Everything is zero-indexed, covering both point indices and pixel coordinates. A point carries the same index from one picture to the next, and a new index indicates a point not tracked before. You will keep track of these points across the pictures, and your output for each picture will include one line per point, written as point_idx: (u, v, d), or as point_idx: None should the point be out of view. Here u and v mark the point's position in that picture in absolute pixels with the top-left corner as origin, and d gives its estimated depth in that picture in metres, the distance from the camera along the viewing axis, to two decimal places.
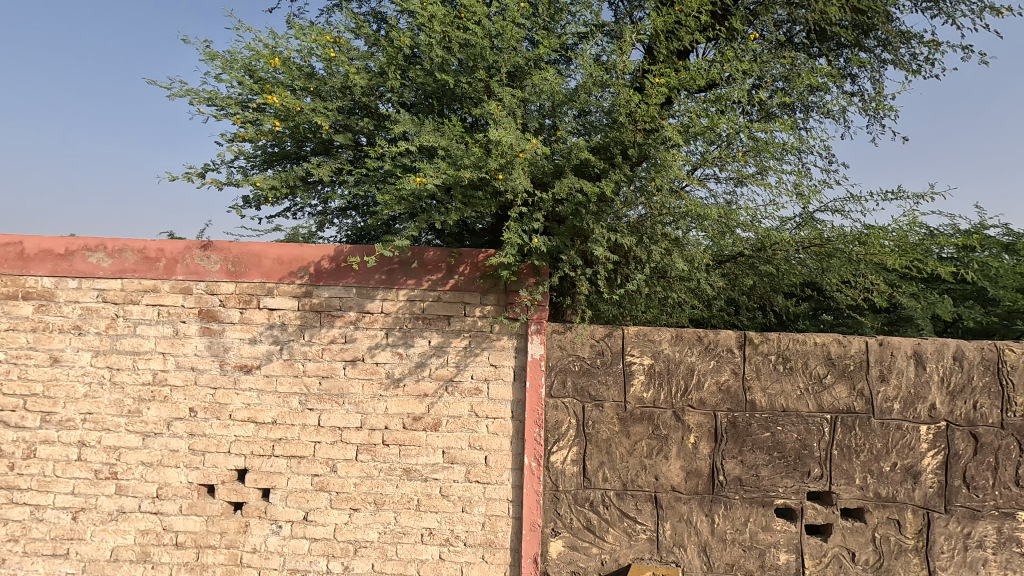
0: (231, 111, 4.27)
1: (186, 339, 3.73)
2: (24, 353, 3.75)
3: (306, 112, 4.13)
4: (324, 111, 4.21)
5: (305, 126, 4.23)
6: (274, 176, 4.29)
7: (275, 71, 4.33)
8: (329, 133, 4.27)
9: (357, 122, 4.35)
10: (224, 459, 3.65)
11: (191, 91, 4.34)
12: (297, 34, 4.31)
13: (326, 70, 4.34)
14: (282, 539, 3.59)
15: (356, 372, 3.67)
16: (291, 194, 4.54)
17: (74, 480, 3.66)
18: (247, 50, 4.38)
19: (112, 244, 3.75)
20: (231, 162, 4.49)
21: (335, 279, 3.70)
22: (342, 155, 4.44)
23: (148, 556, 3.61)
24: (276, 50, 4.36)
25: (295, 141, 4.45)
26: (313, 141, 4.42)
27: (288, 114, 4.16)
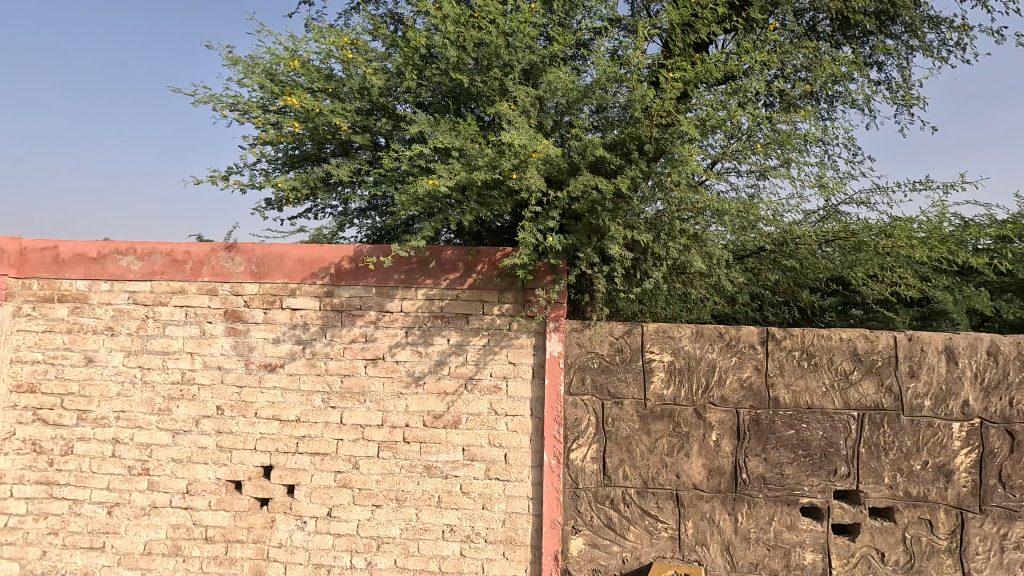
0: (253, 115, 4.38)
1: (212, 339, 3.83)
2: (60, 353, 3.90)
3: (325, 114, 4.20)
4: (342, 111, 4.27)
5: (324, 128, 4.30)
6: (295, 178, 4.38)
7: (295, 74, 4.41)
8: (346, 134, 4.33)
9: (375, 122, 4.39)
10: (250, 456, 3.74)
11: (215, 96, 4.47)
12: (316, 37, 4.37)
13: (344, 71, 4.37)
14: (307, 535, 3.66)
15: (377, 370, 3.72)
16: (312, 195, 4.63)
17: (109, 475, 3.79)
18: (268, 54, 4.47)
19: (141, 247, 3.87)
20: (254, 165, 4.61)
21: (355, 279, 3.76)
22: (360, 156, 4.48)
23: (179, 550, 3.72)
24: (295, 53, 4.44)
25: (315, 143, 4.53)
26: (332, 142, 4.50)
27: (307, 116, 4.24)
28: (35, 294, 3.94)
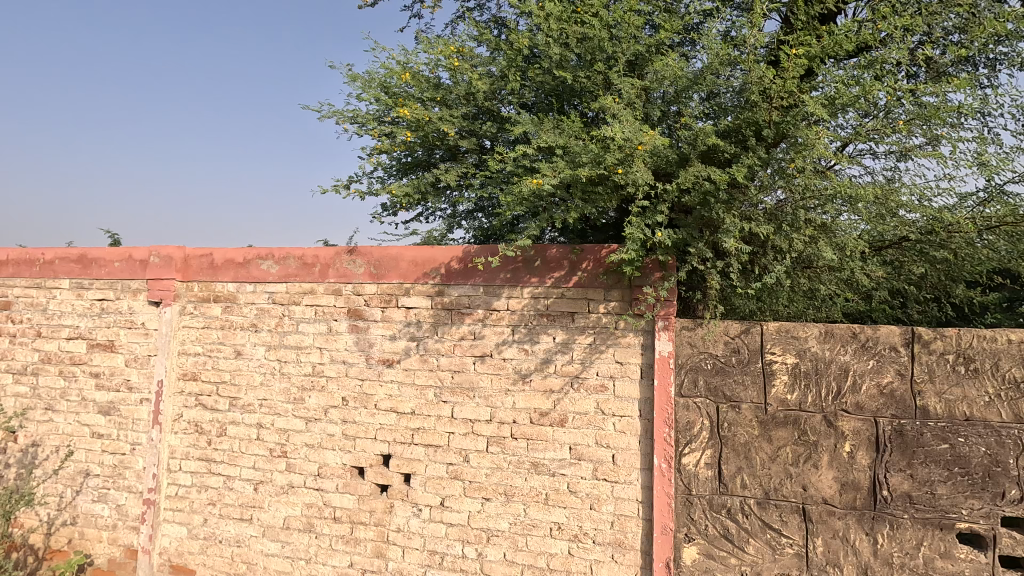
0: (370, 127, 4.69)
1: (337, 335, 4.16)
2: (216, 347, 4.45)
3: (434, 122, 4.40)
4: (449, 118, 4.45)
5: (433, 135, 4.51)
6: (408, 184, 4.62)
7: (406, 85, 4.64)
8: (454, 139, 4.49)
9: (481, 126, 4.53)
10: (371, 444, 4.01)
11: (337, 112, 4.85)
12: (426, 49, 4.59)
13: (451, 79, 4.54)
14: (422, 522, 3.86)
15: (485, 367, 3.82)
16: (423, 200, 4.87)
17: (255, 456, 4.27)
18: (382, 69, 4.75)
19: (278, 252, 4.31)
20: (372, 173, 4.95)
21: (464, 279, 3.89)
22: (467, 159, 4.66)
23: (312, 527, 4.09)
24: (406, 66, 4.67)
25: (425, 150, 4.75)
26: (441, 148, 4.69)
27: (418, 125, 4.45)
28: (196, 295, 4.54)
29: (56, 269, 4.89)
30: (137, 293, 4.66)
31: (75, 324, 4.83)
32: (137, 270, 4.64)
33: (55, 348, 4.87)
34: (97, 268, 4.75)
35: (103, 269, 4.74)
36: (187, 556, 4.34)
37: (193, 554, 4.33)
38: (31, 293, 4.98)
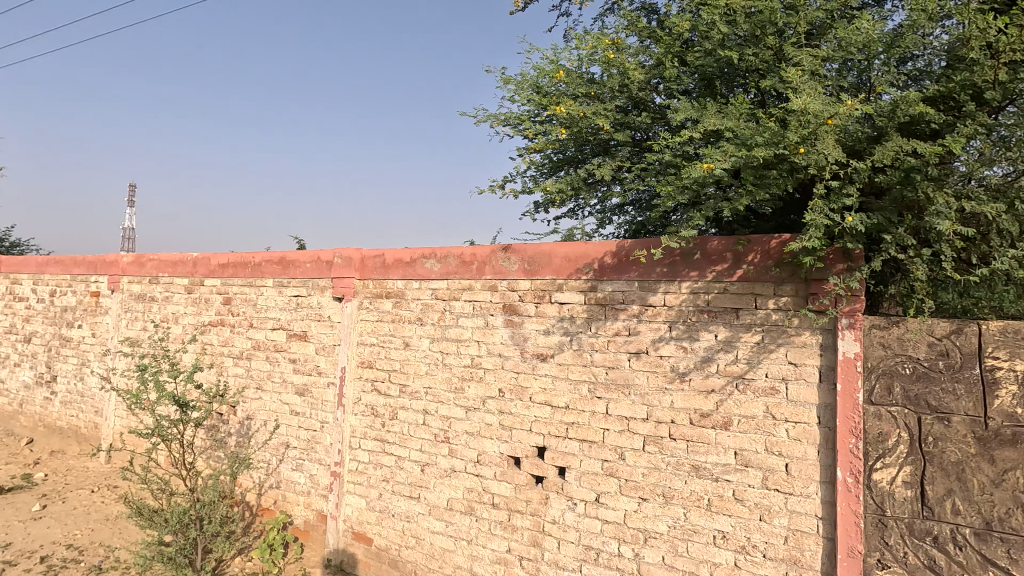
0: (525, 128, 4.87)
1: (494, 330, 4.35)
2: (387, 338, 4.90)
3: (589, 117, 4.43)
4: (603, 112, 4.43)
5: (587, 130, 4.55)
6: (562, 180, 4.76)
7: (559, 84, 4.75)
8: (608, 134, 4.48)
9: (635, 118, 4.45)
10: (527, 436, 4.13)
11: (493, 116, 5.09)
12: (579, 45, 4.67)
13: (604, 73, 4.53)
14: (577, 516, 3.88)
15: (641, 364, 3.73)
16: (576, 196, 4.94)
17: (422, 439, 4.63)
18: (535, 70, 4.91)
19: (440, 252, 4.63)
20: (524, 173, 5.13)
21: (618, 274, 3.83)
22: (619, 153, 4.58)
23: (473, 510, 4.32)
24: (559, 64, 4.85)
25: (576, 146, 4.79)
26: (593, 143, 4.69)
27: (572, 122, 4.51)
28: (371, 291, 5.05)
29: (263, 270, 5.78)
30: (324, 290, 5.33)
31: (277, 317, 5.65)
32: (324, 270, 5.31)
33: (262, 337, 5.74)
34: (293, 268, 5.52)
35: (298, 269, 5.49)
36: (366, 525, 4.85)
37: (371, 524, 4.83)
38: (244, 290, 5.94)
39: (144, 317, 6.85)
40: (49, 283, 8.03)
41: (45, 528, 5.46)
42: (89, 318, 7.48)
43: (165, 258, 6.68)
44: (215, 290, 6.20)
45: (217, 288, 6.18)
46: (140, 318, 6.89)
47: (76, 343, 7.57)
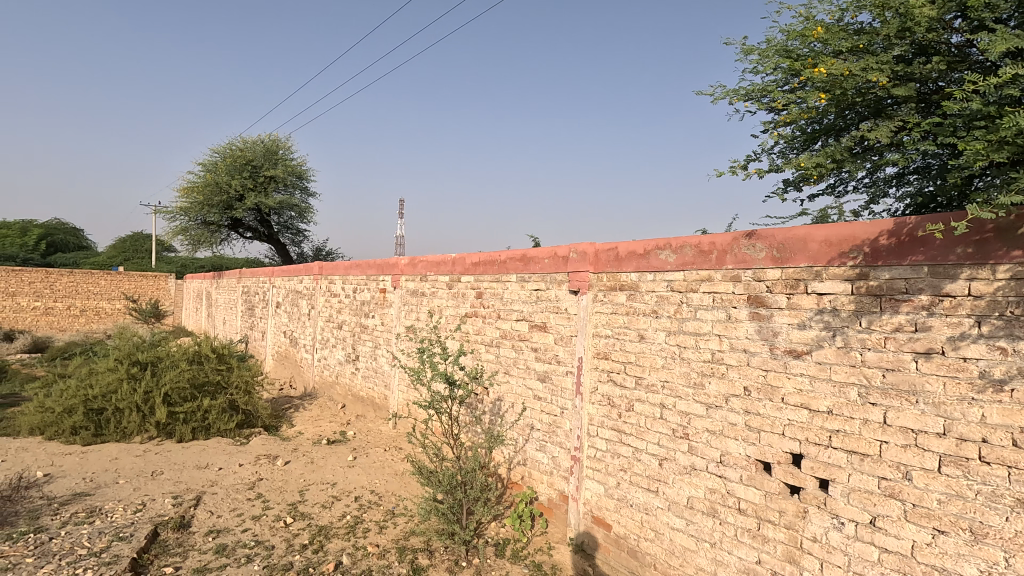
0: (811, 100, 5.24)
1: (737, 323, 4.04)
2: (622, 330, 4.95)
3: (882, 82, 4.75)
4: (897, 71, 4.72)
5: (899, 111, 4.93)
6: (844, 146, 5.14)
7: (858, 56, 5.09)
8: (900, 90, 4.69)
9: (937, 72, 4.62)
10: (779, 441, 3.74)
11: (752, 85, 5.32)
12: (882, 18, 4.95)
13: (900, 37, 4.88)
14: (845, 538, 3.36)
15: (933, 367, 3.04)
16: (867, 160, 5.23)
17: (659, 433, 4.56)
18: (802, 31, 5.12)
19: (676, 242, 4.51)
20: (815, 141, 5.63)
21: (897, 258, 3.20)
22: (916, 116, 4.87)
23: (716, 513, 4.09)
24: (856, 36, 5.19)
25: (874, 109, 5.18)
26: (894, 102, 5.03)
27: (862, 89, 4.99)
28: (605, 284, 5.17)
29: (508, 267, 6.39)
30: (561, 283, 5.65)
31: (520, 309, 6.19)
32: (561, 265, 5.63)
33: (508, 327, 6.35)
34: (533, 264, 5.98)
35: (538, 265, 5.93)
36: (605, 511, 4.99)
37: (610, 511, 4.95)
38: (493, 285, 6.65)
39: (418, 309, 8.20)
40: (353, 282, 10.17)
41: (356, 475, 6.96)
42: (379, 310, 9.26)
43: (430, 260, 7.88)
44: (469, 286, 7.09)
45: (471, 284, 7.05)
46: (415, 310, 8.27)
47: (371, 330, 9.45)
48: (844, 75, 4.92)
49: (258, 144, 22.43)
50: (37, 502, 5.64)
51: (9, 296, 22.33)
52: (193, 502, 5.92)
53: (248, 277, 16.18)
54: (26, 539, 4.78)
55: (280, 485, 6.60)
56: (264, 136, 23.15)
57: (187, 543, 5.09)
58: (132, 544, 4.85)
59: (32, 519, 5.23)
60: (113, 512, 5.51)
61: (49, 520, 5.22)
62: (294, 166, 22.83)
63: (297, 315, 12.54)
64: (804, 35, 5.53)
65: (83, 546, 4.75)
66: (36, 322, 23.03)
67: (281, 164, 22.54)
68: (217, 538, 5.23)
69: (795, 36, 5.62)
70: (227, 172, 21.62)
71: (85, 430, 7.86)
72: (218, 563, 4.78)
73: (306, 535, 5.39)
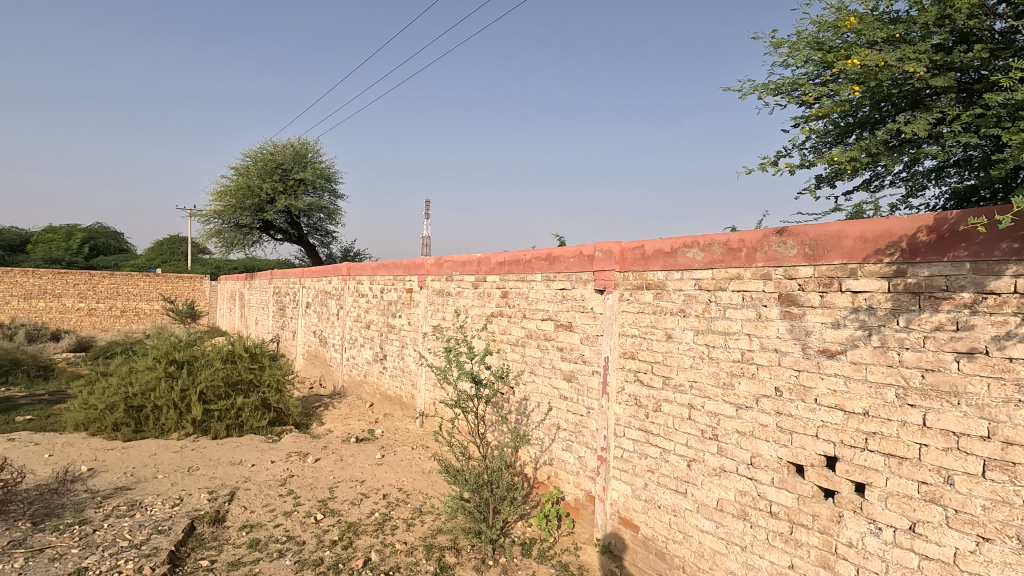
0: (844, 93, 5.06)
1: (768, 322, 3.96)
2: (649, 330, 4.90)
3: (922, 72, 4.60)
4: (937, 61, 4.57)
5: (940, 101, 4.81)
6: (880, 139, 4.99)
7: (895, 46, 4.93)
8: (940, 80, 4.55)
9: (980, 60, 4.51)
10: (812, 443, 3.65)
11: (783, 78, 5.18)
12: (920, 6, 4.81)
13: (939, 25, 4.74)
14: (883, 544, 3.26)
15: (976, 367, 2.92)
16: (904, 153, 5.08)
17: (688, 434, 4.50)
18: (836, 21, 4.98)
19: (703, 240, 4.44)
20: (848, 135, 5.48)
21: (937, 254, 3.08)
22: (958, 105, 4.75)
23: (746, 516, 4.01)
24: (891, 26, 5.04)
25: (912, 100, 5.05)
26: (934, 92, 4.91)
27: (899, 80, 4.84)
28: (631, 283, 5.12)
29: (533, 266, 6.38)
30: (587, 282, 5.62)
31: (546, 309, 6.18)
32: (586, 264, 5.60)
33: (534, 326, 6.35)
34: (559, 263, 5.96)
35: (563, 264, 5.91)
36: (632, 512, 4.95)
37: (637, 512, 4.91)
38: (518, 284, 6.66)
39: (444, 308, 8.26)
40: (380, 282, 10.31)
41: (384, 473, 7.05)
42: (406, 310, 9.36)
43: (456, 260, 7.93)
44: (494, 286, 7.10)
45: (496, 284, 7.07)
46: (441, 310, 8.34)
47: (398, 329, 9.57)
48: (880, 65, 4.72)
49: (287, 148, 22.91)
50: (82, 495, 5.88)
51: (55, 298, 23.31)
52: (228, 498, 6.08)
53: (279, 278, 16.54)
54: (72, 531, 4.98)
55: (310, 481, 6.73)
56: (294, 140, 23.63)
57: (222, 537, 5.23)
58: (170, 537, 5.01)
59: (77, 511, 5.46)
60: (152, 506, 5.70)
61: (93, 513, 5.43)
62: (322, 169, 23.25)
63: (327, 315, 12.76)
64: (836, 26, 5.36)
65: (124, 538, 4.93)
66: (80, 322, 23.99)
67: (310, 167, 22.99)
68: (250, 532, 5.37)
69: (827, 27, 5.47)
70: (258, 176, 22.15)
71: (126, 426, 8.15)
72: (251, 557, 4.90)
73: (336, 531, 5.49)
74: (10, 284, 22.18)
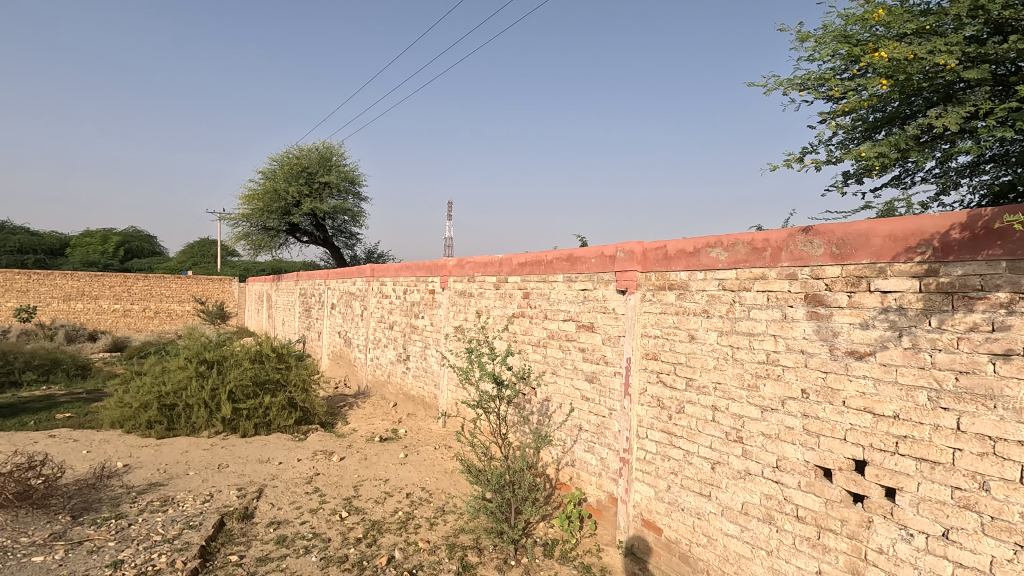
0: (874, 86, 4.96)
1: (794, 323, 3.88)
2: (672, 331, 4.86)
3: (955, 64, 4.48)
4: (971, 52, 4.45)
5: (973, 93, 4.67)
6: (911, 133, 4.87)
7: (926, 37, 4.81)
8: (971, 72, 4.43)
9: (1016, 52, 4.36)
10: (841, 446, 3.57)
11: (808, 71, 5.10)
12: None
13: (973, 15, 4.61)
14: (914, 551, 3.17)
15: (1013, 370, 2.82)
16: (937, 148, 4.95)
17: (711, 436, 4.44)
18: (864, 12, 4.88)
19: (727, 240, 4.39)
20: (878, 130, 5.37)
21: (972, 252, 2.99)
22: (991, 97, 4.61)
23: (772, 520, 3.94)
24: (923, 16, 4.91)
25: (944, 93, 4.91)
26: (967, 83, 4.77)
27: (931, 73, 4.72)
28: (654, 283, 5.08)
29: (555, 266, 6.37)
30: (608, 283, 5.60)
31: (567, 309, 6.17)
32: (608, 264, 5.58)
33: (555, 327, 6.35)
34: (580, 264, 5.95)
35: (584, 264, 5.89)
36: (655, 515, 4.91)
37: (660, 514, 4.87)
38: (540, 285, 6.66)
39: (466, 309, 8.30)
40: (404, 283, 10.40)
41: (408, 472, 7.13)
42: (428, 311, 9.45)
43: (478, 261, 7.97)
44: (516, 286, 7.11)
45: (518, 285, 7.08)
46: (463, 310, 8.38)
47: (420, 330, 9.66)
48: (909, 59, 4.63)
49: (312, 152, 23.31)
50: (118, 490, 6.08)
51: (92, 299, 24.12)
52: (256, 494, 6.22)
53: (305, 280, 16.83)
54: (109, 524, 5.16)
55: (335, 479, 6.84)
56: (318, 144, 24.03)
57: (250, 533, 5.35)
58: (201, 533, 5.15)
59: (113, 505, 5.65)
60: (184, 502, 5.87)
61: (128, 507, 5.62)
62: (346, 172, 23.58)
63: (351, 316, 12.95)
64: (864, 19, 5.25)
65: (158, 532, 5.08)
66: (116, 323, 24.79)
67: (334, 170, 23.35)
68: (278, 529, 5.48)
69: (855, 20, 5.36)
70: (285, 179, 22.56)
71: (159, 424, 8.38)
72: (279, 553, 5.00)
73: (360, 529, 5.57)
74: (50, 287, 23.05)
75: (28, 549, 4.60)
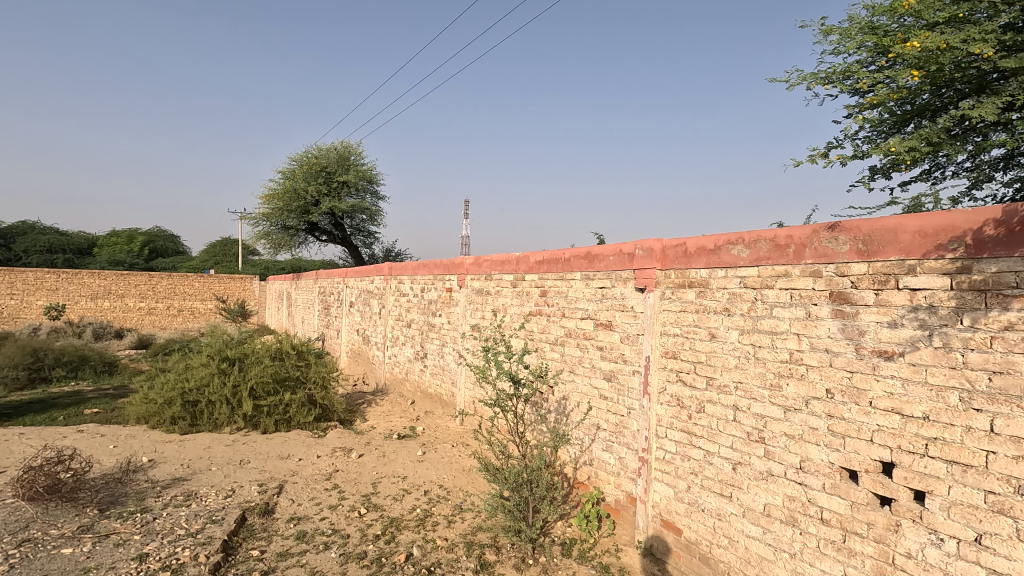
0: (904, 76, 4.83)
1: (818, 322, 3.80)
2: (691, 329, 4.79)
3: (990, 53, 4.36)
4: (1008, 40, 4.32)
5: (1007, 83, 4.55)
6: (943, 125, 4.75)
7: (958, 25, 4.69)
8: (1005, 60, 4.32)
9: None
10: (867, 448, 3.48)
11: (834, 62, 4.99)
12: None
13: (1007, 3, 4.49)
14: (945, 556, 3.08)
15: None
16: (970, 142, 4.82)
17: (733, 437, 4.37)
18: None
19: (749, 237, 4.31)
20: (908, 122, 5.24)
21: (1006, 249, 2.89)
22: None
23: (795, 522, 3.86)
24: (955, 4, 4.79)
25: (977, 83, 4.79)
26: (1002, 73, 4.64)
27: (965, 62, 4.60)
28: (673, 281, 5.02)
29: (572, 264, 6.33)
30: (627, 281, 5.55)
31: (585, 307, 6.13)
32: (626, 262, 5.53)
33: (573, 326, 6.31)
34: (598, 262, 5.91)
35: (602, 263, 5.85)
36: (675, 516, 4.85)
37: (680, 514, 4.81)
38: (557, 283, 6.63)
39: (483, 308, 8.30)
40: (421, 282, 10.45)
41: (425, 470, 7.15)
42: (445, 309, 9.48)
43: (495, 259, 7.96)
44: (533, 285, 7.09)
45: (535, 283, 7.05)
46: (480, 309, 8.38)
47: (438, 329, 9.69)
48: (941, 49, 4.51)
49: (331, 152, 23.55)
50: (143, 484, 6.21)
51: (119, 298, 24.71)
52: (277, 490, 6.31)
53: (324, 278, 17.02)
54: (134, 518, 5.27)
55: (354, 476, 6.90)
56: (337, 144, 24.27)
57: (271, 529, 5.43)
58: (223, 527, 5.23)
59: (138, 499, 5.77)
60: (206, 496, 5.97)
61: (152, 501, 5.73)
62: (364, 171, 23.75)
63: (370, 315, 13.05)
64: (892, 10, 5.13)
65: (181, 526, 5.18)
66: (142, 321, 25.36)
67: (352, 170, 23.57)
68: (298, 525, 5.54)
69: (882, 11, 5.24)
70: (304, 179, 22.82)
71: (183, 420, 8.54)
72: (299, 548, 5.06)
73: (379, 526, 5.60)
74: (79, 285, 23.67)
75: (58, 541, 4.72)
